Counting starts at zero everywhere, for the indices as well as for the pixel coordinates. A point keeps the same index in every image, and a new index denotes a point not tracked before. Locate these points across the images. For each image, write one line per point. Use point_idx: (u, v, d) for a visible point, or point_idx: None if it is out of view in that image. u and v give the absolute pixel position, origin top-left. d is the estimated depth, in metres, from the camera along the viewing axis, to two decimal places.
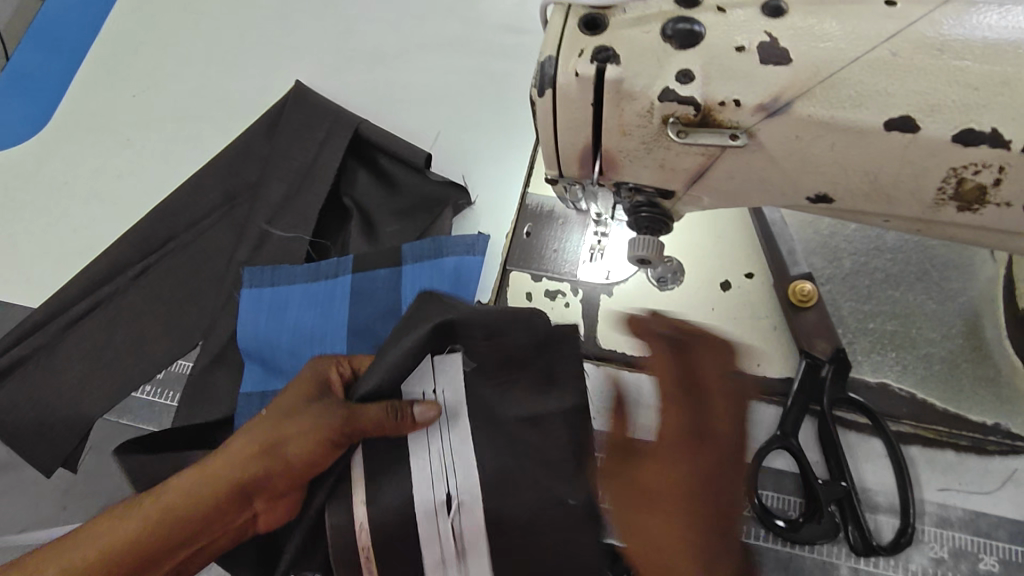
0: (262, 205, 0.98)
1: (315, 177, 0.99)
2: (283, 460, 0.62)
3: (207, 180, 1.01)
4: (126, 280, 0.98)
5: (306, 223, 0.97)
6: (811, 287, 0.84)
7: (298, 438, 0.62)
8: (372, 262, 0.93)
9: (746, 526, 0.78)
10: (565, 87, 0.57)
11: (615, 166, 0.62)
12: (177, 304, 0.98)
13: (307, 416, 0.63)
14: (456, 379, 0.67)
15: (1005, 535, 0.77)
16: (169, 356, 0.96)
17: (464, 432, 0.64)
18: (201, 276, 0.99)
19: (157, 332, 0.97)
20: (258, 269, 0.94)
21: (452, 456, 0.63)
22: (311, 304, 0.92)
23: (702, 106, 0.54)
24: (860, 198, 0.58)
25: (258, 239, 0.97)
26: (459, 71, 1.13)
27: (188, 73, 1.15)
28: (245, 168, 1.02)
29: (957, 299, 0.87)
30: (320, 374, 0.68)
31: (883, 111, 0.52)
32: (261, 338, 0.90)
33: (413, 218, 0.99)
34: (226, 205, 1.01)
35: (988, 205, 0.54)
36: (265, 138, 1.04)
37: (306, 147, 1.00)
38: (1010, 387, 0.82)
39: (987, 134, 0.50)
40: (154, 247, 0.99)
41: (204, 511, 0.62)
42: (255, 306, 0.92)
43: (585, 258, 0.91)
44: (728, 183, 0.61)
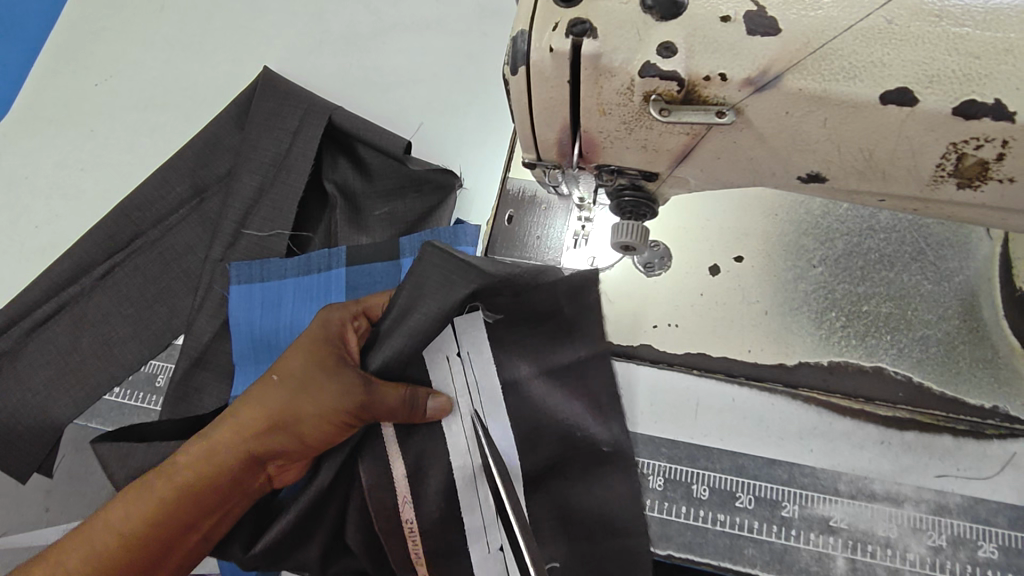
0: (234, 199, 0.93)
1: (290, 169, 0.94)
2: (298, 436, 0.67)
3: (173, 174, 0.96)
4: (92, 281, 0.93)
5: (285, 220, 0.93)
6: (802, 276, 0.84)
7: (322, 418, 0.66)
8: (367, 257, 0.91)
9: (739, 518, 0.76)
10: (539, 63, 0.52)
11: (596, 148, 0.59)
12: (146, 304, 0.94)
13: (319, 392, 0.67)
14: (482, 339, 0.74)
15: (1005, 521, 0.74)
16: (140, 358, 0.92)
17: (495, 392, 0.74)
18: (172, 274, 0.95)
19: (126, 334, 0.93)
20: (244, 264, 0.91)
21: (487, 414, 0.74)
22: (303, 298, 0.90)
23: (685, 81, 0.50)
24: (854, 176, 0.55)
25: (231, 236, 0.93)
26: (435, 52, 1.09)
27: (152, 60, 1.10)
28: (212, 160, 0.97)
29: (954, 278, 0.84)
30: (328, 335, 0.70)
31: (878, 83, 0.48)
32: (258, 336, 0.88)
33: (401, 212, 0.95)
34: (194, 198, 0.97)
35: (990, 181, 0.51)
36: (236, 127, 0.98)
37: (277, 136, 0.95)
38: (1008, 368, 0.80)
39: (989, 105, 0.47)
40: (120, 246, 0.94)
41: (223, 482, 0.67)
42: (247, 302, 0.89)
43: (568, 245, 0.87)
44: (715, 164, 0.58)
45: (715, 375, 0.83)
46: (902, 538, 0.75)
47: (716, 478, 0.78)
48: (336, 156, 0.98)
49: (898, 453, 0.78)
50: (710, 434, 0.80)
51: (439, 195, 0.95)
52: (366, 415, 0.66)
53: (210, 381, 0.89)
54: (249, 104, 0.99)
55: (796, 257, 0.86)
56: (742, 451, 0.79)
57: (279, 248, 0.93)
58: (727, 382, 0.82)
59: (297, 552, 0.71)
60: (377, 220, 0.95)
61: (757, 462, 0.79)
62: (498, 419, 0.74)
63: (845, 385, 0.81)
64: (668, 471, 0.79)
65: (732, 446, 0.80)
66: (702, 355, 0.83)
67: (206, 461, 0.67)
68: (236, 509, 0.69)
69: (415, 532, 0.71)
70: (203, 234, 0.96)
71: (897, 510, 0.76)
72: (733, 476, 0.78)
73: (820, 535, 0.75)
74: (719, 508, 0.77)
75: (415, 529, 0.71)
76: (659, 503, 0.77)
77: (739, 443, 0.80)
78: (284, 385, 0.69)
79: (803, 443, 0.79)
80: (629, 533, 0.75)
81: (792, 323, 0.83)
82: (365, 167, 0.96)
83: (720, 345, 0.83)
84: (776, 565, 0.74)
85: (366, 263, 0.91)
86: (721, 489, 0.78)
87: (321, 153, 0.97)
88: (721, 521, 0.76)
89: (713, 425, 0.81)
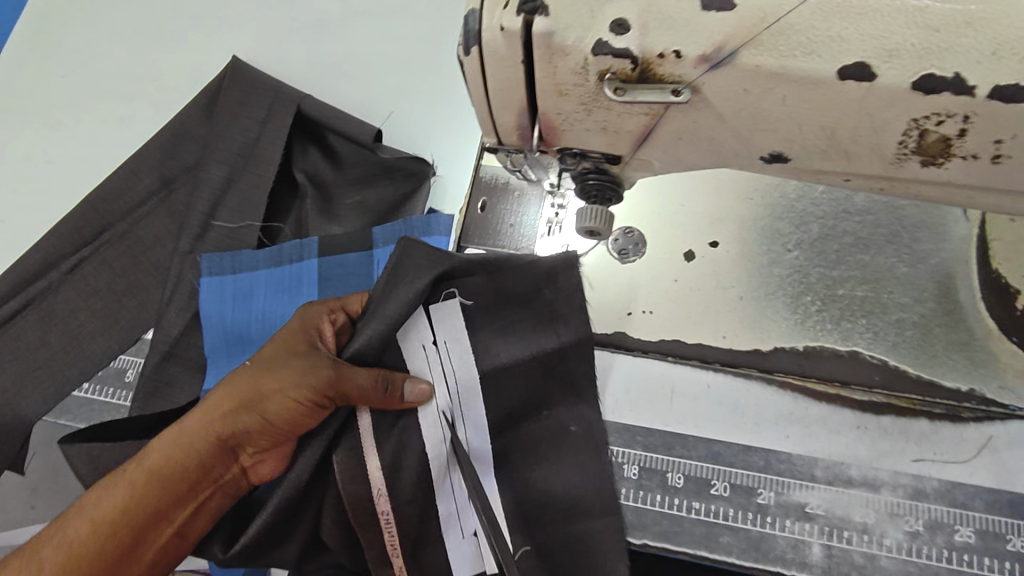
0: (202, 189, 0.92)
1: (259, 159, 0.93)
2: (266, 418, 0.65)
3: (140, 165, 0.95)
4: (59, 276, 0.92)
5: (256, 211, 0.92)
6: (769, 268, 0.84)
7: (290, 397, 0.64)
8: (339, 248, 0.89)
9: (715, 506, 0.75)
10: (491, 43, 0.51)
11: (555, 130, 0.58)
12: (115, 298, 0.92)
13: (286, 374, 0.65)
14: (458, 326, 0.71)
15: (982, 505, 0.74)
16: (109, 353, 0.90)
17: (472, 380, 0.71)
18: (142, 267, 0.94)
19: (95, 328, 0.91)
20: (214, 256, 0.89)
21: (461, 402, 0.71)
22: (276, 290, 0.88)
23: (640, 59, 0.49)
24: (817, 155, 0.53)
25: (201, 228, 0.91)
26: (407, 38, 1.07)
27: (120, 50, 1.08)
28: (180, 150, 0.96)
29: (929, 261, 0.83)
30: (305, 325, 0.70)
31: (836, 58, 0.47)
32: (229, 330, 0.87)
33: (374, 200, 0.94)
34: (163, 190, 0.95)
35: (954, 158, 0.50)
36: (203, 117, 0.97)
37: (246, 126, 0.93)
38: (984, 350, 0.79)
39: (949, 79, 0.46)
40: (87, 240, 0.93)
41: (192, 468, 0.65)
42: (218, 294, 0.88)
43: (541, 232, 0.86)
44: (677, 145, 0.57)
45: (690, 362, 0.82)
46: (879, 524, 0.74)
47: (692, 466, 0.77)
48: (307, 145, 0.97)
49: (874, 439, 0.77)
50: (685, 421, 0.79)
51: (413, 183, 0.93)
52: (334, 392, 0.64)
53: (182, 375, 0.88)
54: (216, 94, 0.98)
55: (771, 242, 0.85)
56: (718, 438, 0.79)
57: (251, 240, 0.92)
58: (702, 369, 0.82)
59: (273, 551, 0.70)
60: (349, 209, 0.94)
61: (733, 448, 0.78)
62: (474, 408, 0.72)
63: (822, 370, 0.80)
64: (643, 460, 0.78)
65: (707, 433, 0.79)
66: (676, 341, 0.82)
67: (175, 447, 0.66)
68: (209, 504, 0.67)
69: (391, 524, 0.68)
70: (173, 226, 0.95)
71: (874, 495, 0.75)
72: (709, 463, 0.77)
73: (797, 522, 0.74)
74: (694, 496, 0.76)
75: (391, 520, 0.68)
76: (635, 492, 0.76)
77: (713, 430, 0.79)
78: (255, 371, 0.68)
79: (778, 430, 0.78)
80: (606, 523, 0.74)
81: (768, 309, 0.82)
82: (336, 155, 0.95)
83: (695, 331, 0.82)
84: (753, 552, 0.73)
85: (339, 255, 0.89)
86: (697, 477, 0.77)
87: (291, 142, 0.96)
88: (697, 509, 0.75)
89: (689, 412, 0.80)
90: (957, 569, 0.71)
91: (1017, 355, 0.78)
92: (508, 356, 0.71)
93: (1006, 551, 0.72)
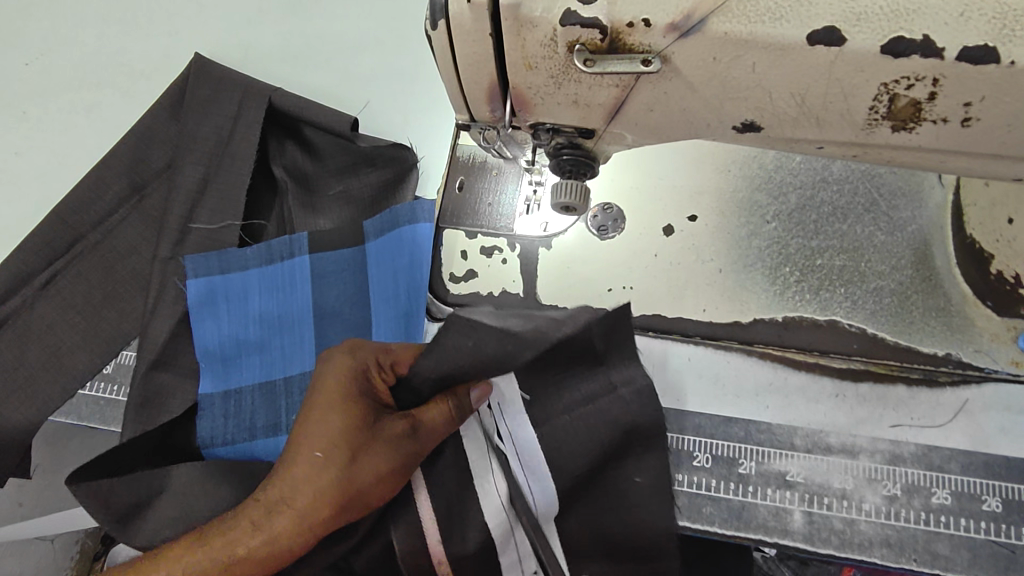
0: (177, 190, 0.89)
1: (234, 156, 0.90)
2: (364, 501, 0.62)
3: (107, 171, 0.91)
4: (33, 292, 0.88)
5: (236, 210, 0.89)
6: (748, 239, 0.84)
7: (394, 477, 0.63)
8: (328, 243, 0.89)
9: (696, 477, 0.76)
10: (459, 15, 0.50)
11: (527, 105, 0.57)
12: (94, 310, 0.89)
13: (379, 455, 0.61)
14: (515, 391, 0.65)
15: (957, 467, 0.75)
16: (91, 367, 0.86)
17: (534, 443, 0.66)
18: (117, 277, 0.90)
19: (74, 343, 0.87)
20: (200, 257, 0.87)
21: (524, 464, 0.66)
22: (269, 291, 0.88)
23: (609, 29, 0.48)
24: (789, 123, 0.53)
25: (178, 231, 0.88)
26: (379, 18, 1.05)
27: (85, 34, 1.05)
28: (150, 153, 0.92)
29: (906, 229, 0.83)
30: (361, 392, 0.63)
31: (807, 23, 0.46)
32: (225, 334, 0.86)
33: (357, 189, 0.93)
34: (134, 196, 0.92)
35: (924, 122, 0.50)
36: (170, 114, 0.93)
37: (217, 122, 0.91)
38: (961, 316, 0.80)
39: (918, 42, 0.45)
40: (60, 252, 0.89)
41: (279, 567, 0.61)
42: (207, 298, 0.86)
43: (520, 211, 0.85)
44: (649, 117, 0.56)
45: (670, 336, 0.82)
46: (858, 489, 0.75)
47: (676, 439, 0.78)
48: (283, 139, 0.95)
49: (853, 406, 0.78)
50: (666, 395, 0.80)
51: (394, 169, 0.92)
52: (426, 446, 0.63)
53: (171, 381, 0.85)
54: (182, 94, 0.94)
55: (749, 214, 0.85)
56: (699, 410, 0.79)
57: (231, 239, 0.89)
58: (683, 343, 0.82)
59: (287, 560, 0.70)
60: (332, 200, 0.93)
61: (715, 420, 0.78)
62: (538, 472, 0.66)
63: (800, 339, 0.80)
64: None
65: (689, 406, 0.79)
66: (657, 316, 0.82)
67: (259, 552, 0.60)
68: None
69: None
70: (149, 232, 0.92)
71: (853, 462, 0.76)
72: (692, 436, 0.78)
73: (777, 490, 0.75)
74: (676, 469, 0.76)
75: None
76: None
77: (694, 403, 0.79)
78: (331, 457, 0.61)
79: (759, 400, 0.79)
80: None
81: (747, 281, 0.82)
82: (314, 147, 0.93)
83: (674, 306, 0.82)
84: (734, 522, 0.74)
85: (330, 251, 0.89)
86: (678, 449, 0.77)
87: (266, 137, 0.94)
88: (679, 481, 0.76)
89: (671, 386, 0.80)
90: (933, 530, 0.73)
91: (994, 320, 0.79)
92: (555, 389, 0.65)
93: (980, 511, 0.73)
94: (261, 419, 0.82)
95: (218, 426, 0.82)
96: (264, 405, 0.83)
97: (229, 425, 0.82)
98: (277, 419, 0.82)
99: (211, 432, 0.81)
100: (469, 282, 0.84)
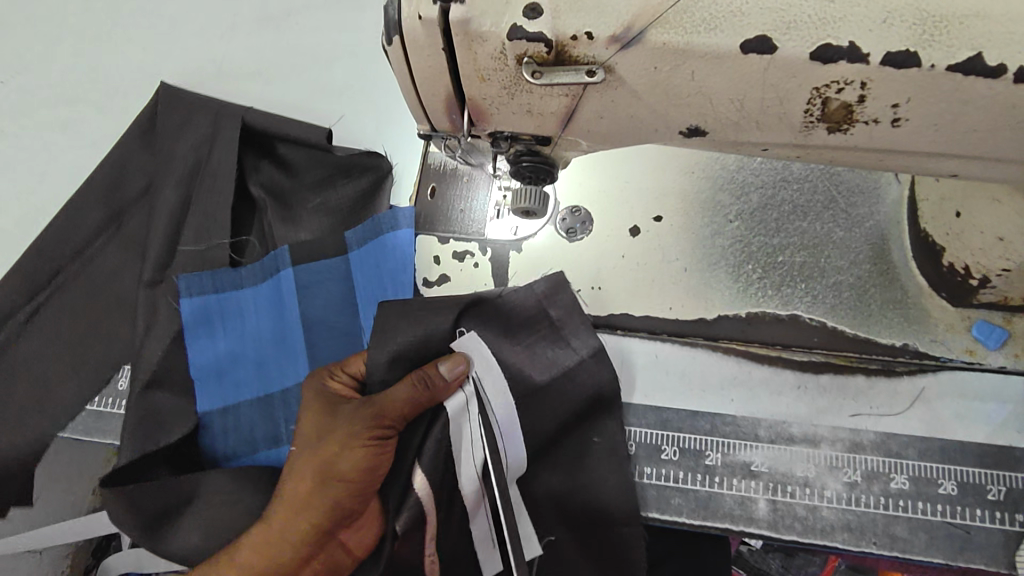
0: (158, 215, 0.88)
1: (213, 176, 0.89)
2: (344, 480, 0.67)
3: (84, 201, 0.89)
4: (17, 326, 0.86)
5: (222, 229, 0.88)
6: (710, 238, 0.86)
7: (367, 454, 0.66)
8: (312, 253, 0.89)
9: (664, 470, 0.78)
10: (411, 32, 0.52)
11: (484, 116, 0.60)
12: (78, 340, 0.86)
13: (343, 433, 0.67)
14: (486, 354, 0.75)
15: (915, 453, 0.78)
16: (81, 398, 0.84)
17: (508, 407, 0.75)
18: (102, 304, 0.88)
19: (64, 375, 0.85)
20: (190, 278, 0.86)
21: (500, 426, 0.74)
22: (263, 307, 0.87)
23: (553, 42, 0.51)
24: (731, 127, 0.56)
25: (163, 254, 0.87)
26: (349, 30, 1.08)
27: (59, 53, 1.07)
28: (125, 182, 0.91)
29: (865, 224, 0.86)
30: (324, 394, 0.72)
31: (739, 32, 0.48)
32: (221, 353, 0.85)
33: (334, 201, 0.93)
34: (112, 224, 0.90)
35: (858, 124, 0.53)
36: (144, 143, 0.93)
37: (194, 146, 0.90)
38: (917, 307, 0.83)
39: (844, 48, 0.48)
40: (42, 284, 0.87)
41: (292, 556, 0.68)
42: (201, 317, 0.85)
43: (491, 215, 0.87)
44: (600, 124, 0.59)
45: (639, 334, 0.84)
46: (820, 477, 0.77)
47: (641, 432, 0.80)
48: (255, 158, 0.94)
49: (814, 396, 0.81)
50: (636, 391, 0.82)
51: (371, 177, 0.93)
52: (387, 416, 0.67)
53: (169, 401, 0.82)
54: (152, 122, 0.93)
55: (712, 214, 0.87)
56: (666, 405, 0.81)
57: (222, 259, 0.88)
58: (651, 340, 0.84)
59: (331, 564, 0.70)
60: (311, 213, 0.93)
61: (681, 414, 0.81)
62: (512, 435, 0.75)
63: (763, 334, 0.83)
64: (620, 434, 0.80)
65: (657, 401, 0.81)
66: (624, 315, 0.84)
67: (268, 542, 0.68)
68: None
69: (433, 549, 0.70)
70: (131, 259, 0.90)
71: (815, 451, 0.79)
72: (659, 430, 0.80)
73: (742, 480, 0.78)
74: (645, 462, 0.79)
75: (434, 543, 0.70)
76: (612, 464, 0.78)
77: (663, 399, 0.82)
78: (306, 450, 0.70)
79: (724, 394, 0.81)
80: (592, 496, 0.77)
81: (710, 278, 0.85)
82: (288, 164, 0.94)
83: (641, 305, 0.84)
84: (701, 511, 0.77)
85: (315, 262, 0.89)
86: (647, 443, 0.80)
87: (240, 156, 0.93)
88: (648, 475, 0.78)
89: (640, 382, 0.82)
90: (892, 514, 0.76)
91: (947, 309, 0.82)
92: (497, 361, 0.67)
93: (936, 495, 0.76)
94: (261, 432, 0.83)
95: (220, 442, 0.83)
96: (263, 419, 0.83)
97: (231, 439, 0.83)
98: (277, 431, 0.83)
99: (217, 448, 0.82)
100: (442, 286, 0.85)
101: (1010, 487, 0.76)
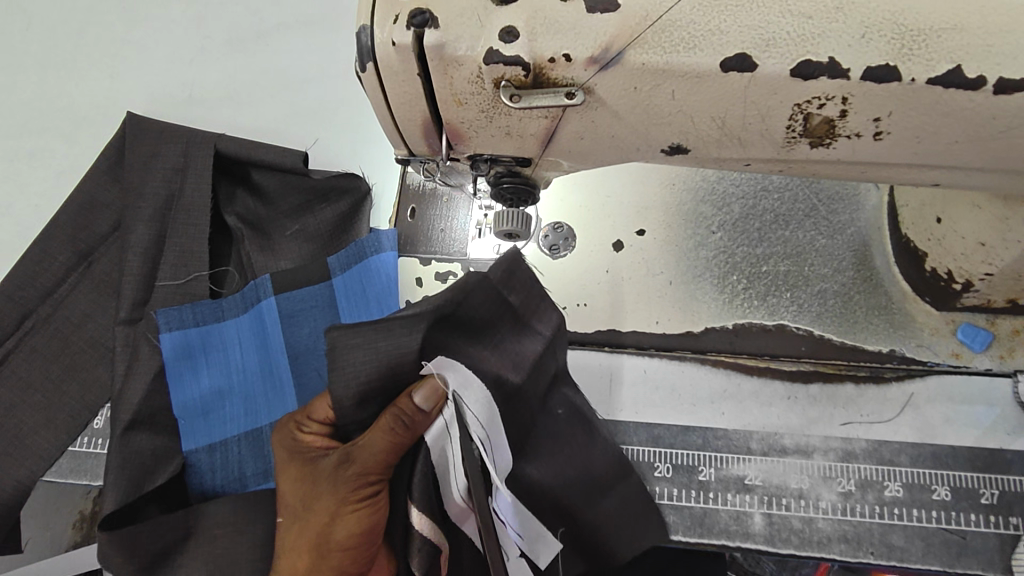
0: (130, 254, 0.83)
1: (186, 210, 0.86)
2: (339, 543, 0.63)
3: (51, 240, 0.86)
4: None
5: (199, 261, 0.85)
6: (693, 250, 0.86)
7: (357, 512, 0.62)
8: (294, 281, 0.87)
9: (658, 487, 0.77)
10: (385, 58, 0.51)
11: (462, 138, 0.58)
12: (51, 384, 0.83)
13: (327, 496, 0.63)
14: (465, 371, 0.61)
15: (907, 459, 0.78)
16: (59, 445, 0.81)
17: (495, 418, 0.63)
18: (75, 348, 0.85)
19: (37, 422, 0.81)
20: (172, 310, 0.83)
21: (491, 440, 0.63)
22: (249, 339, 0.86)
23: (531, 65, 0.50)
24: (713, 145, 0.55)
25: (139, 291, 0.83)
26: (321, 50, 1.06)
27: (23, 82, 1.04)
28: (93, 219, 0.88)
29: (846, 231, 0.86)
30: (294, 454, 0.67)
31: (718, 50, 0.48)
32: (206, 388, 0.83)
33: (313, 226, 0.90)
34: (81, 264, 0.87)
35: (839, 138, 0.53)
36: (111, 177, 0.89)
37: (162, 177, 0.86)
38: (902, 312, 0.83)
39: (824, 64, 0.48)
40: (8, 331, 0.84)
41: None
42: (183, 351, 0.82)
43: (472, 235, 0.86)
44: (582, 144, 0.58)
45: (626, 349, 0.83)
46: (814, 488, 0.77)
47: (634, 450, 0.79)
48: (232, 188, 0.92)
49: (805, 407, 0.80)
50: (626, 408, 0.81)
51: (349, 201, 0.91)
52: (364, 473, 0.62)
53: (151, 441, 0.78)
54: (122, 152, 0.89)
55: (695, 225, 0.87)
56: (657, 421, 0.80)
57: (202, 291, 0.85)
58: (638, 355, 0.83)
59: None
60: (289, 240, 0.90)
61: (672, 430, 0.80)
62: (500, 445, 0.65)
63: (751, 345, 0.83)
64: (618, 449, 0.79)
65: (647, 417, 0.81)
66: (611, 331, 0.83)
67: None
68: None
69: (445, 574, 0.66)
70: (103, 298, 0.87)
71: (808, 461, 0.78)
72: (652, 447, 0.79)
73: (737, 494, 0.77)
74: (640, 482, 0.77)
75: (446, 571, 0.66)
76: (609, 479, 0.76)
77: (654, 414, 0.81)
78: (295, 521, 0.66)
79: (714, 407, 0.81)
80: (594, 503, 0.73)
81: (695, 290, 0.85)
82: (264, 191, 0.91)
83: (627, 321, 0.84)
84: (698, 529, 0.76)
85: (298, 288, 0.87)
86: (639, 461, 0.78)
87: (216, 186, 0.90)
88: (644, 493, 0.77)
89: (629, 399, 0.81)
90: (888, 522, 0.75)
91: (932, 313, 0.82)
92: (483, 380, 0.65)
93: (931, 501, 0.76)
94: (250, 468, 0.81)
95: (207, 481, 0.80)
96: (252, 455, 0.81)
97: (218, 477, 0.80)
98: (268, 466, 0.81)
99: (206, 485, 0.80)
100: None
101: (1003, 491, 0.76)
